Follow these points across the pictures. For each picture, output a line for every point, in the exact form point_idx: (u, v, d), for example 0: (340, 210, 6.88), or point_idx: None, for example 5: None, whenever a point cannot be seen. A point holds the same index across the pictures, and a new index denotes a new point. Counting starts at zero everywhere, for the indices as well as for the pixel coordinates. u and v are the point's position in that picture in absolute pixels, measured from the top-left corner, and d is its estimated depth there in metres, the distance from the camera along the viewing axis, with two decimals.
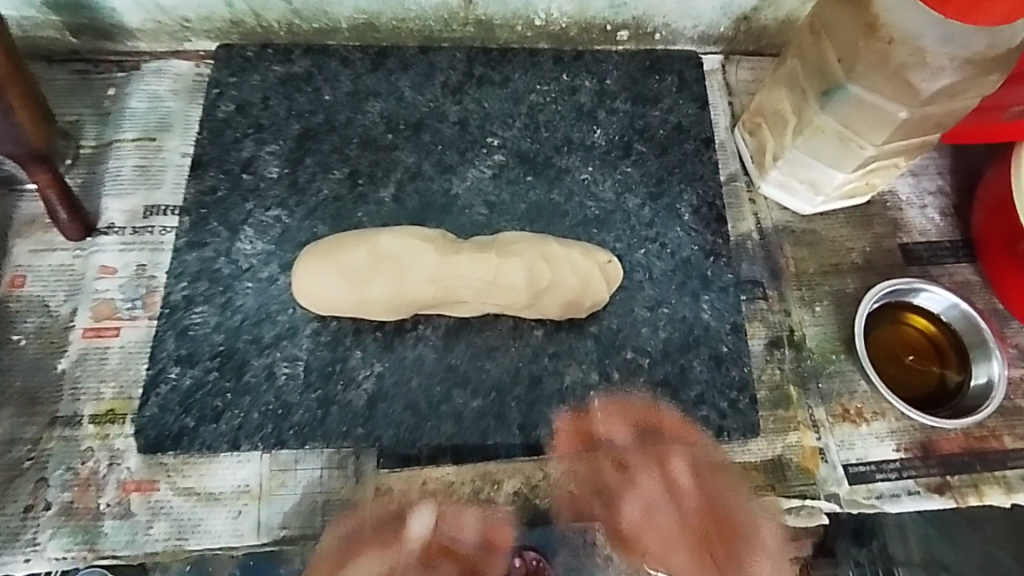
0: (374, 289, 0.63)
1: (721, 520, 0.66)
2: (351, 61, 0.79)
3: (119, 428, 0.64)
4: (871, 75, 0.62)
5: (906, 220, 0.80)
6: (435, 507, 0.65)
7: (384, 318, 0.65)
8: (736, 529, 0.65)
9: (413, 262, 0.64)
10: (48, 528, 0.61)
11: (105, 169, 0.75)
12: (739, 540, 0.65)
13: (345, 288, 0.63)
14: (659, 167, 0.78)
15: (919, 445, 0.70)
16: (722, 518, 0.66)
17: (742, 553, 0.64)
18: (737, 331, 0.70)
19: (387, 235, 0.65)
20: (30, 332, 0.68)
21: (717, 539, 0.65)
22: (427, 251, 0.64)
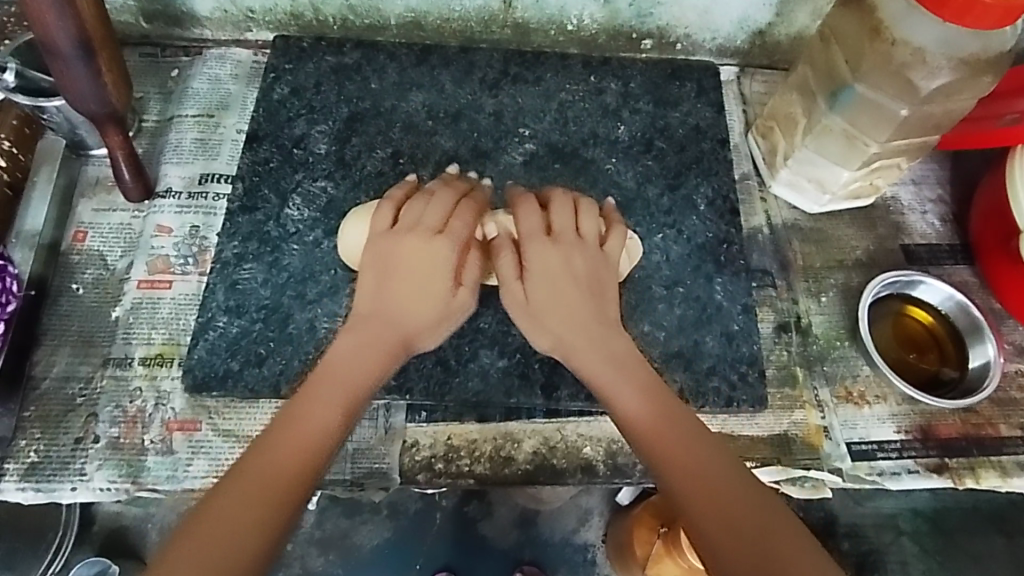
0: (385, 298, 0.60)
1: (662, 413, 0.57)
2: (397, 55, 0.86)
3: (167, 371, 0.68)
4: (874, 74, 0.68)
5: (907, 224, 0.86)
6: (458, 461, 0.68)
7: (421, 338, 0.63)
8: (664, 423, 0.56)
9: (412, 264, 0.61)
10: (96, 459, 0.65)
11: (167, 140, 0.81)
12: (677, 441, 0.55)
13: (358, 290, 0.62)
14: (678, 162, 0.84)
15: (918, 428, 0.73)
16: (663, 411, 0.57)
17: (690, 443, 0.55)
18: (748, 311, 0.75)
19: (404, 234, 0.62)
20: (89, 282, 0.73)
21: (659, 426, 0.56)
22: (427, 272, 0.61)
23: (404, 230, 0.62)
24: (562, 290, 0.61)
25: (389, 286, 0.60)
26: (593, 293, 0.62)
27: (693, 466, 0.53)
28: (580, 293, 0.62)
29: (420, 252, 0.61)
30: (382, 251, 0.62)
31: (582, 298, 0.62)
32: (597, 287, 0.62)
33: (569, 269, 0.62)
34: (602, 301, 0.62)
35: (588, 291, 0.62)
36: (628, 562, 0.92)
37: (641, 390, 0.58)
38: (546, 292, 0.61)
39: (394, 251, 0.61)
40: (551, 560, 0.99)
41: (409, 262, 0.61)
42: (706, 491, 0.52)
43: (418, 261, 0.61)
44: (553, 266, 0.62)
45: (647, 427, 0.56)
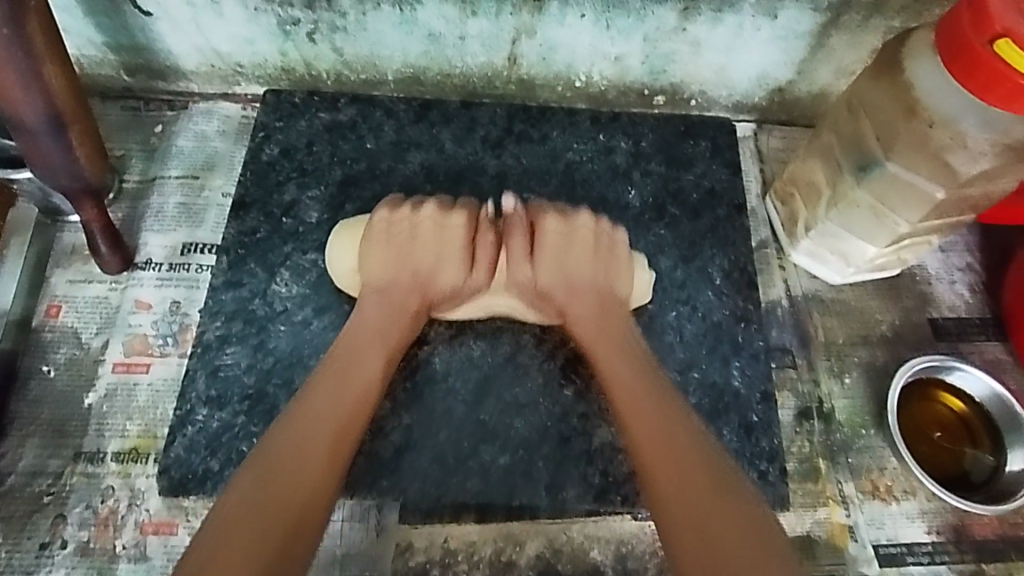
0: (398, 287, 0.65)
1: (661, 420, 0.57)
2: (395, 112, 0.82)
3: (142, 467, 0.63)
4: (908, 154, 0.64)
5: (935, 295, 0.81)
6: (455, 567, 0.63)
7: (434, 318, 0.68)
8: (658, 433, 0.57)
9: (418, 251, 0.66)
10: (62, 567, 0.60)
11: (148, 205, 0.76)
12: (667, 453, 0.55)
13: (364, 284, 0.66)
14: (692, 230, 0.79)
15: (951, 528, 0.68)
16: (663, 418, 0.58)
17: (680, 454, 0.55)
18: (767, 400, 0.71)
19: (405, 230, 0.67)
20: (61, 364, 0.68)
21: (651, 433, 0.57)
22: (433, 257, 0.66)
23: (403, 227, 0.67)
24: (559, 278, 0.66)
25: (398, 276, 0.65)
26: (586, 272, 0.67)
27: (665, 450, 0.56)
28: (576, 279, 0.66)
29: (420, 244, 0.66)
30: (387, 242, 0.66)
31: (575, 282, 0.66)
32: (591, 271, 0.66)
33: (564, 257, 0.66)
34: (593, 288, 0.66)
35: (582, 280, 0.66)
36: None
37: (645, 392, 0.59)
38: (548, 278, 0.66)
39: (398, 246, 0.66)
40: None
41: (415, 253, 0.66)
42: (669, 477, 0.54)
43: (422, 252, 0.66)
44: (547, 254, 0.66)
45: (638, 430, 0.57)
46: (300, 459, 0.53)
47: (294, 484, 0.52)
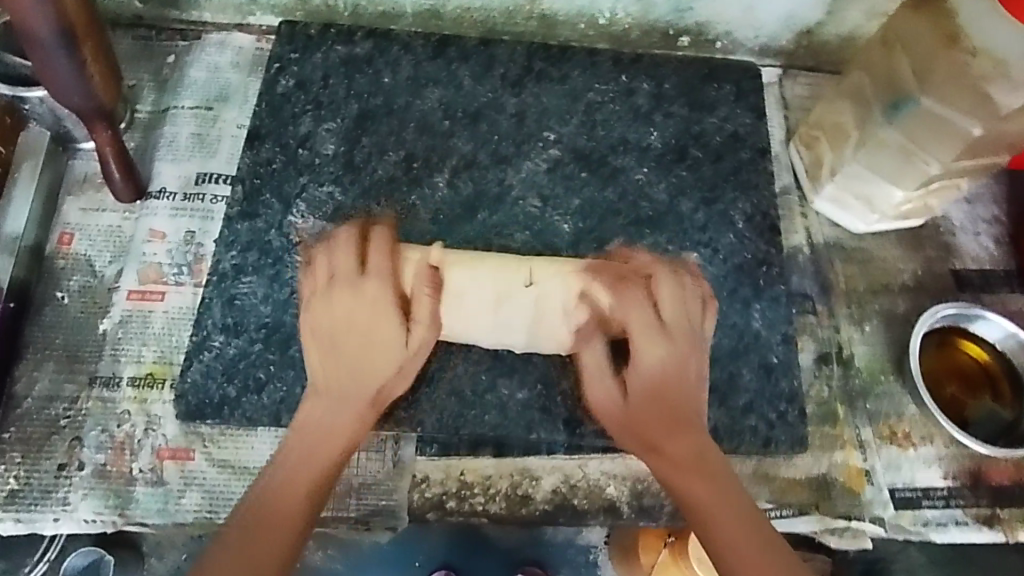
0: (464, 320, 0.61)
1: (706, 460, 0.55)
2: (412, 47, 0.80)
3: (159, 393, 0.63)
4: (944, 87, 0.62)
5: (958, 246, 0.80)
6: (471, 499, 0.62)
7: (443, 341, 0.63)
8: (701, 471, 0.55)
9: (480, 325, 0.61)
10: (80, 489, 0.59)
11: (161, 134, 0.75)
12: (712, 492, 0.53)
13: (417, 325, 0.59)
14: (714, 173, 0.77)
15: (968, 473, 0.68)
16: (705, 458, 0.55)
17: (725, 497, 0.53)
18: (788, 343, 0.69)
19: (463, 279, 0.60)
20: (74, 290, 0.67)
21: (690, 464, 0.55)
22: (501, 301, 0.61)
23: (362, 294, 0.57)
24: (653, 359, 0.57)
25: (348, 360, 0.57)
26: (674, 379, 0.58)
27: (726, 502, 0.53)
28: (670, 364, 0.57)
29: (382, 329, 0.57)
30: (325, 335, 0.58)
31: (670, 365, 0.57)
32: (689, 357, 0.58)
33: (653, 384, 0.57)
34: (686, 372, 0.57)
35: (673, 370, 0.57)
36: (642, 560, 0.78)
37: (684, 422, 0.57)
38: (637, 364, 0.58)
39: (354, 309, 0.57)
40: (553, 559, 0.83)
41: (380, 330, 0.57)
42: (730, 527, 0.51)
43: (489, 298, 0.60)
44: (631, 381, 0.58)
45: (668, 454, 0.56)
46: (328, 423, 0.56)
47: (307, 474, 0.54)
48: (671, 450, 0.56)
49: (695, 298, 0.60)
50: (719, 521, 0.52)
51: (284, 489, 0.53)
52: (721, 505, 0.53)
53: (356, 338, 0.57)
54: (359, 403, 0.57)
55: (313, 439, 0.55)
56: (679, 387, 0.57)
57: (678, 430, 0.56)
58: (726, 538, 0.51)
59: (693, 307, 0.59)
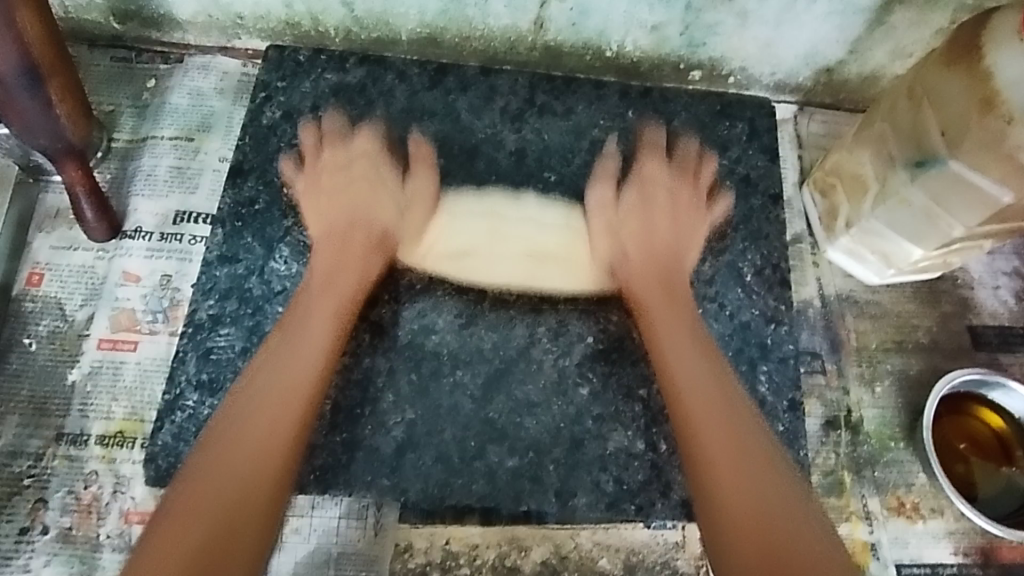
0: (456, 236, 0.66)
1: (699, 357, 0.58)
2: (408, 77, 0.75)
3: (128, 452, 0.60)
4: (976, 153, 0.58)
5: (977, 301, 0.76)
6: (456, 571, 0.59)
7: (450, 274, 0.66)
8: (702, 387, 0.56)
9: (484, 253, 0.66)
10: (42, 554, 0.57)
11: (138, 166, 0.71)
12: (710, 411, 0.55)
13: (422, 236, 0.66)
14: (723, 221, 0.73)
15: (978, 550, 0.65)
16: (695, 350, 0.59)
17: (724, 414, 0.55)
18: (795, 410, 0.67)
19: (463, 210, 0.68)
20: (42, 336, 0.64)
21: (689, 370, 0.57)
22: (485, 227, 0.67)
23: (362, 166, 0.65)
24: (640, 228, 0.66)
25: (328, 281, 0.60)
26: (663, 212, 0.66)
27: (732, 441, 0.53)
28: (658, 233, 0.66)
29: (376, 230, 0.63)
30: (343, 189, 0.64)
31: (662, 235, 0.65)
32: (680, 202, 0.67)
33: (641, 251, 0.64)
34: (672, 241, 0.66)
35: (670, 236, 0.66)
36: None
37: (676, 298, 0.62)
38: (631, 218, 0.66)
39: (361, 200, 0.64)
40: None
41: (376, 227, 0.63)
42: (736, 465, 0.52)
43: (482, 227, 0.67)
44: (619, 242, 0.65)
45: (668, 354, 0.59)
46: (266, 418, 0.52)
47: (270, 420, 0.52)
48: (685, 388, 0.56)
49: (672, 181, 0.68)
50: (726, 460, 0.53)
51: (248, 433, 0.51)
52: (719, 420, 0.54)
53: (369, 178, 0.65)
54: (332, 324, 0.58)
55: (277, 377, 0.54)
56: (667, 262, 0.65)
57: (693, 374, 0.57)
58: (739, 483, 0.51)
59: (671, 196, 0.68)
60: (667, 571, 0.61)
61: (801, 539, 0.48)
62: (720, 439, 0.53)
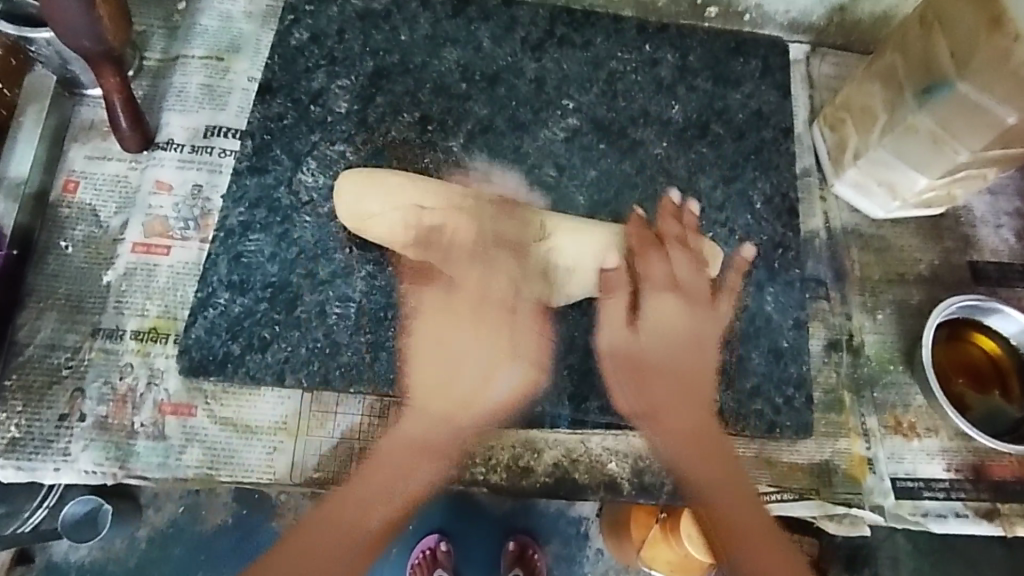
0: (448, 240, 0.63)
1: (704, 432, 0.62)
2: (431, 5, 0.77)
3: (161, 347, 0.62)
4: (983, 73, 0.59)
5: (978, 238, 0.78)
6: (473, 468, 0.62)
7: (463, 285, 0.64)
8: (704, 465, 0.61)
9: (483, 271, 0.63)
10: (81, 439, 0.59)
11: (170, 84, 0.73)
12: (711, 476, 0.61)
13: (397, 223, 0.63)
14: (735, 151, 0.75)
15: (970, 467, 0.69)
16: (701, 427, 0.62)
17: (729, 458, 0.62)
18: (800, 327, 0.69)
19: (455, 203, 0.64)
20: (78, 240, 0.66)
21: (704, 466, 0.61)
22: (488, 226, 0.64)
23: (466, 293, 0.62)
24: (667, 328, 0.64)
25: (420, 432, 0.61)
26: (677, 325, 0.64)
27: (736, 480, 0.62)
28: (678, 331, 0.64)
29: (485, 381, 0.62)
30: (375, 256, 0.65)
31: (688, 327, 0.64)
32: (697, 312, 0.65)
33: (661, 354, 0.63)
34: (704, 339, 0.65)
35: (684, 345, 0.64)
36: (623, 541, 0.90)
37: (693, 398, 0.63)
38: (652, 323, 0.64)
39: (446, 308, 0.62)
40: (543, 529, 0.96)
41: (464, 346, 0.62)
42: (741, 502, 0.61)
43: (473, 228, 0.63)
44: (642, 349, 0.63)
45: (664, 417, 0.62)
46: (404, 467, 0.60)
47: (341, 542, 0.57)
48: (692, 428, 0.62)
49: (693, 261, 0.66)
50: (733, 496, 0.61)
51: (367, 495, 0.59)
52: (726, 492, 0.61)
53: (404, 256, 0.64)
54: (430, 442, 0.61)
55: (393, 440, 0.61)
56: (698, 357, 0.64)
57: (704, 416, 0.63)
58: (738, 518, 0.60)
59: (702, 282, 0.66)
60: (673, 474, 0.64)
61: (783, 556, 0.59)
62: (719, 475, 0.61)
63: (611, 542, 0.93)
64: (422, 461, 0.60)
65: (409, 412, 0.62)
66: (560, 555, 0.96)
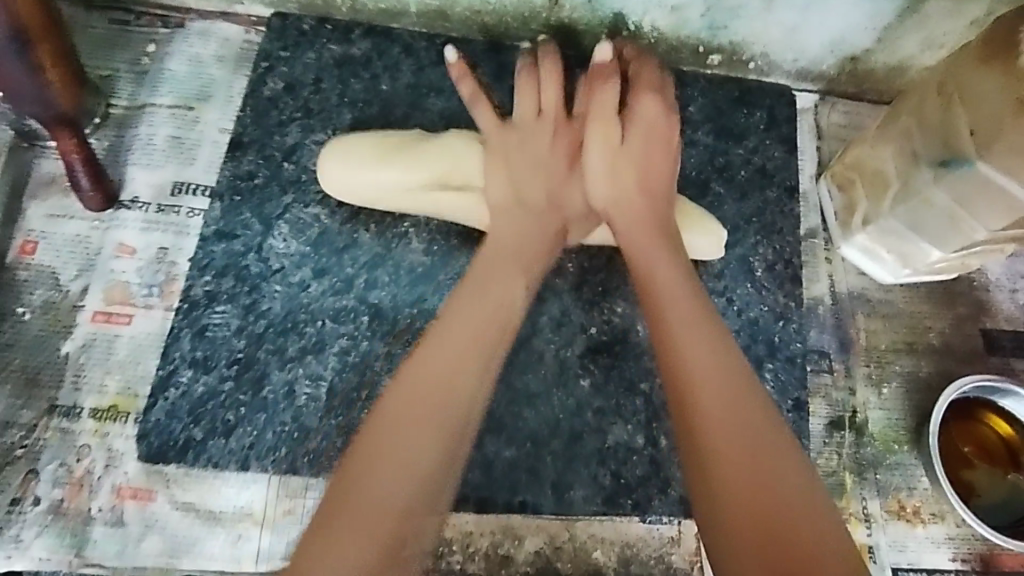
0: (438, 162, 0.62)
1: (673, 269, 0.57)
2: (415, 50, 0.72)
3: (121, 426, 0.59)
4: (1006, 157, 0.54)
5: (992, 304, 0.74)
6: (449, 557, 0.58)
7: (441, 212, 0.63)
8: (699, 329, 0.53)
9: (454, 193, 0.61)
10: (32, 526, 0.56)
11: (135, 135, 0.69)
12: (680, 321, 0.53)
13: (403, 169, 0.61)
14: (735, 212, 0.71)
15: (977, 556, 0.65)
16: (672, 257, 0.58)
17: (708, 352, 0.52)
18: (800, 409, 0.65)
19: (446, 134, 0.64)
20: (37, 306, 0.62)
21: (673, 297, 0.55)
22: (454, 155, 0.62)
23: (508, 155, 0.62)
24: (621, 177, 0.61)
25: (506, 223, 0.60)
26: (623, 171, 0.61)
27: (728, 398, 0.50)
28: (636, 185, 0.61)
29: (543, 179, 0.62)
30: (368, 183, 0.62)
31: (642, 163, 0.62)
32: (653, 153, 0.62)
33: (609, 177, 0.61)
34: (650, 185, 0.61)
35: (655, 201, 0.61)
36: None
37: (675, 265, 0.57)
38: (599, 154, 0.62)
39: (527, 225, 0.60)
40: None
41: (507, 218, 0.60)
42: (743, 437, 0.48)
43: (472, 152, 0.62)
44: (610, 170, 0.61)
45: (655, 294, 0.56)
46: (420, 420, 0.48)
47: (445, 432, 0.48)
48: (674, 317, 0.54)
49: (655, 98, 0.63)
50: (737, 424, 0.49)
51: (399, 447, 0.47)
52: (720, 382, 0.50)
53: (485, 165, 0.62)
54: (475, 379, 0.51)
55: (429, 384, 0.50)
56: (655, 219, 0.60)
57: (683, 304, 0.54)
58: (723, 437, 0.48)
59: (663, 127, 0.63)
60: (663, 566, 0.60)
61: (806, 521, 0.45)
62: (720, 375, 0.51)
63: None
64: (483, 316, 0.54)
65: (454, 329, 0.53)
66: None
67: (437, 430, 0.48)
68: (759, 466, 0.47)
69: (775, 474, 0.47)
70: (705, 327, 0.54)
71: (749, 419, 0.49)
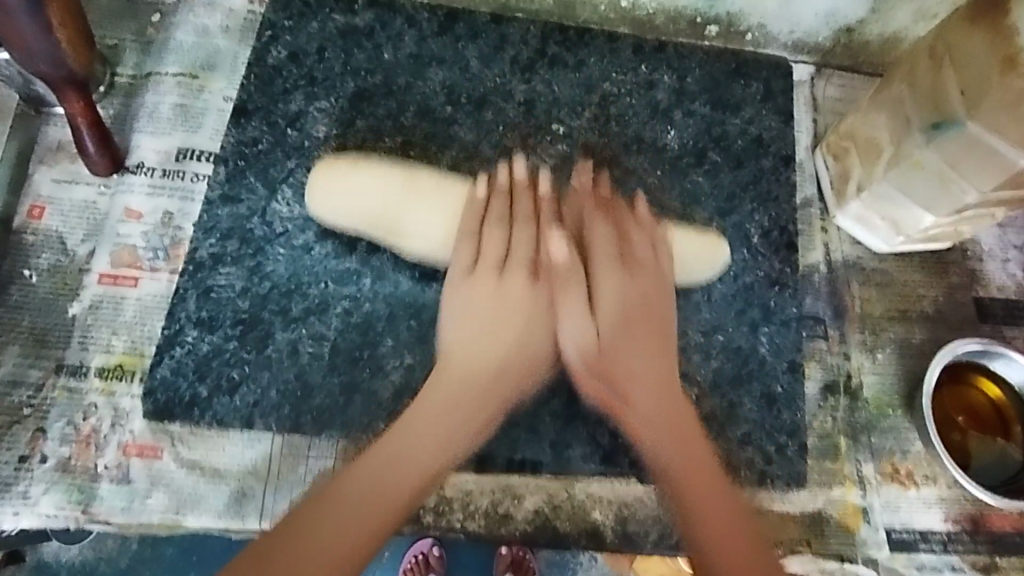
0: (413, 226, 0.62)
1: (649, 376, 0.60)
2: (417, 21, 0.73)
3: (127, 386, 0.60)
4: (994, 115, 0.56)
5: (984, 274, 0.75)
6: (449, 515, 0.60)
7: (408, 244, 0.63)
8: (671, 398, 0.59)
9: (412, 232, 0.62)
10: (41, 482, 0.57)
11: (142, 103, 0.70)
12: (656, 380, 0.60)
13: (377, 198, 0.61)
14: (732, 181, 0.72)
15: (969, 518, 0.66)
16: (655, 366, 0.60)
17: (680, 419, 0.59)
18: (794, 371, 0.66)
19: (433, 181, 0.64)
20: (44, 269, 0.63)
21: (651, 383, 0.60)
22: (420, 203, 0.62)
23: (488, 255, 0.61)
24: (620, 294, 0.62)
25: (481, 310, 0.60)
26: (625, 285, 0.62)
27: (693, 458, 0.57)
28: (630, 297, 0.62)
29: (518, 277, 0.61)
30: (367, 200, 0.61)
31: (649, 294, 0.62)
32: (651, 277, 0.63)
33: (611, 292, 0.62)
34: (656, 312, 0.62)
35: (659, 317, 0.62)
36: (615, 553, 0.85)
37: (661, 368, 0.60)
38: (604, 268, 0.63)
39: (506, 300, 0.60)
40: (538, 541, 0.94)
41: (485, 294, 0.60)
42: (701, 490, 0.56)
43: (448, 209, 0.62)
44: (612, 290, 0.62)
45: (637, 381, 0.60)
46: (406, 473, 0.54)
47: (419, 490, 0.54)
48: (653, 386, 0.59)
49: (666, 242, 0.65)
50: (698, 477, 0.57)
51: (383, 489, 0.53)
52: (687, 445, 0.58)
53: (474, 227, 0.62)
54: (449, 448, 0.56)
55: (416, 442, 0.55)
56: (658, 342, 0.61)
57: (659, 374, 0.60)
58: (692, 481, 0.57)
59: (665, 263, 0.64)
60: (659, 524, 0.61)
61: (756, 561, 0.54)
62: (685, 444, 0.58)
63: (605, 556, 0.89)
64: (468, 393, 0.57)
65: (442, 404, 0.57)
66: (553, 560, 0.94)
67: (421, 482, 0.54)
68: (714, 514, 0.55)
69: (733, 525, 0.55)
70: (674, 393, 0.59)
71: (709, 478, 0.57)
